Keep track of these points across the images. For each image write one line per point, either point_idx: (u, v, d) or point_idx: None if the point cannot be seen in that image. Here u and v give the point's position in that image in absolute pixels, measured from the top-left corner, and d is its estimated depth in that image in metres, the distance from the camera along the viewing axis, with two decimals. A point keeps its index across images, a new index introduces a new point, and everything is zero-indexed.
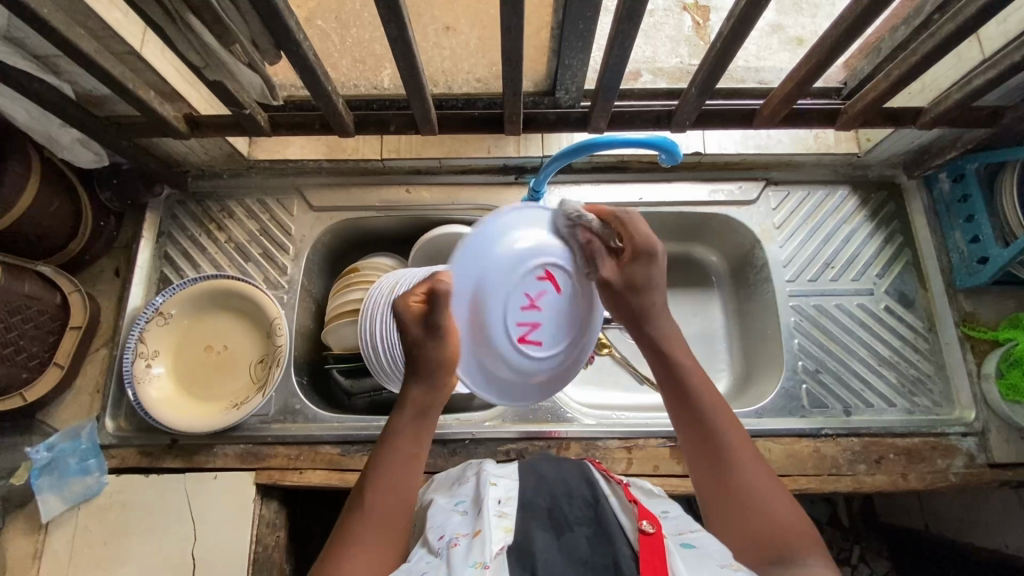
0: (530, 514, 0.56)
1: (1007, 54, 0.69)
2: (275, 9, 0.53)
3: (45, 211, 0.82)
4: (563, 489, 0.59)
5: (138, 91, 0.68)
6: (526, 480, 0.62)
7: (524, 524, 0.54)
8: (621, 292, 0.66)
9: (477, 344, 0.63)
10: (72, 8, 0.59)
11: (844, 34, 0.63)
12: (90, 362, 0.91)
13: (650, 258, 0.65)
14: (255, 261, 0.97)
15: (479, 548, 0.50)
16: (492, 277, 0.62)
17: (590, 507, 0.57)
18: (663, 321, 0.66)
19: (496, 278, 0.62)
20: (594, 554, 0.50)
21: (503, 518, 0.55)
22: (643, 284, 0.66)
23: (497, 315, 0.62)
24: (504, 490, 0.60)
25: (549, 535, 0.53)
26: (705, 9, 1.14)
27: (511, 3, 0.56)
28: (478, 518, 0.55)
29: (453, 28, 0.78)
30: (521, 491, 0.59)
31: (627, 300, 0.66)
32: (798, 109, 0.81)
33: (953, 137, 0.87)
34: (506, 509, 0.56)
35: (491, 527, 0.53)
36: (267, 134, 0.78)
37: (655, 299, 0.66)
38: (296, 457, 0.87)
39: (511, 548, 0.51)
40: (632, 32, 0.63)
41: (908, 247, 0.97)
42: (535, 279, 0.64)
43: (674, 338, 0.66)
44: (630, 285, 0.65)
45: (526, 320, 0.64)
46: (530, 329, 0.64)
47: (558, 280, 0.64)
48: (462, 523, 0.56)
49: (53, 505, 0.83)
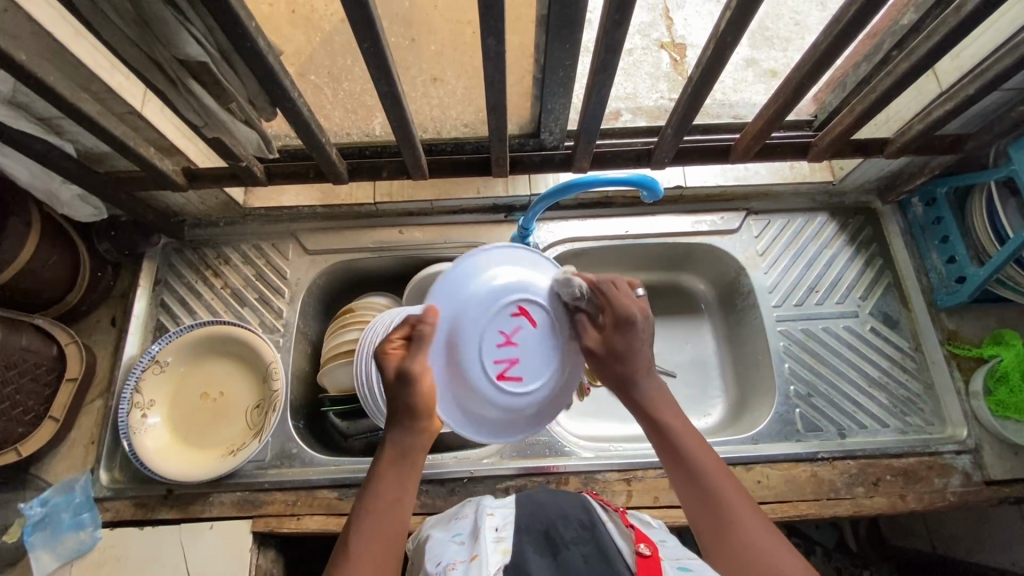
0: (526, 535, 0.57)
1: (961, 87, 0.73)
2: (270, 71, 0.56)
3: (44, 264, 0.83)
4: (559, 513, 0.60)
5: (139, 148, 0.71)
6: (523, 507, 0.63)
7: (520, 543, 0.56)
8: (606, 360, 0.68)
9: (454, 380, 0.66)
10: (79, 73, 0.62)
11: (805, 77, 0.67)
12: (86, 414, 0.91)
13: (630, 329, 0.67)
14: (251, 306, 0.98)
15: (475, 569, 0.53)
16: (470, 314, 0.67)
17: (584, 529, 0.58)
18: (649, 383, 0.67)
19: (471, 318, 0.67)
20: (590, 571, 0.51)
21: (499, 542, 0.57)
22: (627, 353, 0.67)
23: (473, 355, 0.66)
24: (501, 518, 0.62)
25: (546, 557, 0.53)
26: (682, 47, 1.21)
27: (493, 59, 0.59)
28: (476, 544, 0.57)
29: (439, 78, 0.86)
30: (519, 518, 0.61)
31: (614, 366, 0.67)
32: (770, 143, 0.85)
33: (921, 163, 0.90)
34: (503, 533, 0.58)
35: (488, 551, 0.55)
36: (263, 183, 0.81)
37: (639, 361, 0.67)
38: (293, 503, 0.86)
39: (507, 567, 0.52)
40: (609, 80, 0.67)
41: (888, 269, 0.99)
42: (511, 315, 0.68)
43: (662, 400, 0.67)
44: (613, 353, 0.67)
45: (503, 357, 0.68)
46: (508, 365, 0.68)
47: (533, 315, 0.70)
48: (459, 551, 0.58)
49: (44, 563, 0.81)
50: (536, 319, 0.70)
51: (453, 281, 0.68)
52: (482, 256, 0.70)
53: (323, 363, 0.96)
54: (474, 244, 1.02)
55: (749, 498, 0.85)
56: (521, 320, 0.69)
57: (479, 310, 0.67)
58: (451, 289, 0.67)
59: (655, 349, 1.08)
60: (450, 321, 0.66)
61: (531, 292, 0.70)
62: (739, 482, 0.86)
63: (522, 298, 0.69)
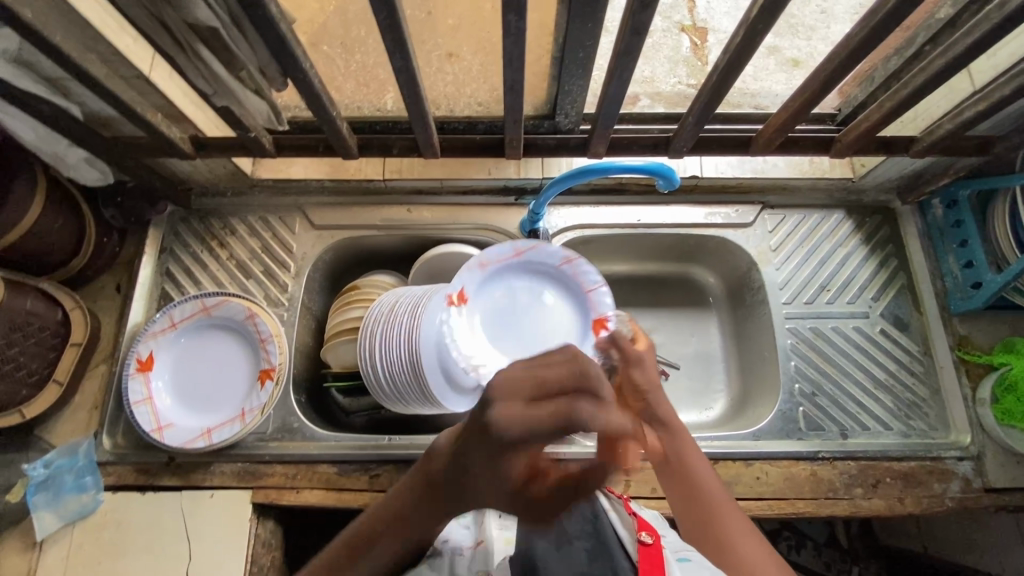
0: None
1: (997, 87, 0.71)
2: (283, 39, 0.54)
3: (50, 227, 0.83)
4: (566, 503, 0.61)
5: (146, 114, 0.69)
6: None
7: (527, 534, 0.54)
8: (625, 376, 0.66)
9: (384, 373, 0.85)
10: (85, 34, 0.61)
11: (836, 69, 0.65)
12: (90, 378, 0.92)
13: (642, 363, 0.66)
14: (256, 279, 0.97)
15: None
16: (234, 392, 0.89)
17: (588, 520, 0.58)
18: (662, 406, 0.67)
19: (235, 396, 0.89)
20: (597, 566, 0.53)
21: None
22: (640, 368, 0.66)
23: (171, 403, 0.88)
24: None
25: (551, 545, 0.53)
26: (703, 31, 1.17)
27: (514, 37, 0.57)
28: None
29: (456, 55, 0.83)
30: None
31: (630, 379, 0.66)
32: (793, 136, 0.83)
33: (946, 164, 0.87)
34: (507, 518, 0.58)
35: None
36: (272, 155, 0.79)
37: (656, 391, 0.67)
38: (293, 476, 0.86)
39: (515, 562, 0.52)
40: (633, 63, 0.64)
41: (903, 270, 0.98)
42: (178, 370, 0.90)
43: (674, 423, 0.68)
44: (629, 361, 0.67)
45: (181, 392, 0.89)
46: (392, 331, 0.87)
47: (189, 357, 0.91)
48: None
49: (48, 523, 0.83)
50: (187, 360, 0.91)
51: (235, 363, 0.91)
52: (237, 335, 0.92)
53: (326, 339, 0.95)
54: (482, 226, 1.00)
55: (747, 494, 0.85)
56: (181, 368, 0.90)
57: (240, 385, 0.90)
58: (228, 375, 0.90)
59: (659, 340, 1.07)
60: (162, 398, 0.88)
61: (202, 348, 0.91)
62: (738, 478, 0.86)
63: (193, 355, 0.91)
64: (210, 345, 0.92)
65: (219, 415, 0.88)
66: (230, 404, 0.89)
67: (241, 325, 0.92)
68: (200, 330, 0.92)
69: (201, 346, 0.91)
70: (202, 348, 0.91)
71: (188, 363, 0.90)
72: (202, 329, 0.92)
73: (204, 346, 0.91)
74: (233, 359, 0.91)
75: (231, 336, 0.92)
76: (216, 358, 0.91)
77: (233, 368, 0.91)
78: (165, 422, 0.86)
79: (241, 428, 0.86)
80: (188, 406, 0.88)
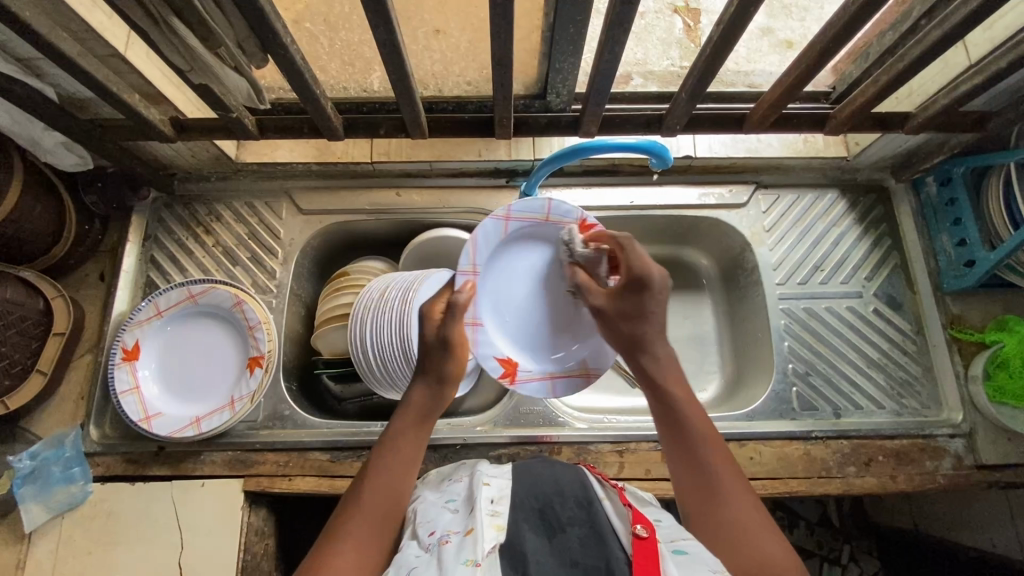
0: (522, 511, 0.54)
1: (994, 60, 0.70)
2: (263, 13, 0.52)
3: (28, 214, 0.80)
4: (555, 487, 0.57)
5: (123, 95, 0.67)
6: (519, 481, 0.59)
7: (517, 523, 0.52)
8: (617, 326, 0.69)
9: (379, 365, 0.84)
10: (56, 10, 0.58)
11: (830, 42, 0.64)
12: (75, 369, 0.90)
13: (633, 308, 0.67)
14: (243, 266, 0.96)
15: (469, 547, 0.49)
16: (222, 383, 0.88)
17: (581, 507, 0.54)
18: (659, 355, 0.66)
19: (223, 387, 0.88)
20: (586, 554, 0.49)
21: (494, 516, 0.53)
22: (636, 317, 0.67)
23: (159, 393, 0.87)
24: (496, 489, 0.58)
25: (541, 536, 0.51)
26: (695, 12, 1.14)
27: (501, 8, 0.55)
28: (471, 516, 0.54)
29: (443, 31, 0.79)
30: (515, 490, 0.57)
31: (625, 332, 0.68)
32: (787, 114, 0.82)
33: (940, 141, 0.87)
34: (499, 507, 0.55)
35: (483, 526, 0.51)
36: (255, 137, 0.77)
37: (650, 330, 0.66)
38: (284, 464, 0.86)
39: (503, 549, 0.49)
40: (623, 37, 0.62)
41: (896, 250, 0.98)
42: (165, 361, 0.88)
43: (675, 377, 0.65)
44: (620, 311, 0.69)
45: (169, 383, 0.88)
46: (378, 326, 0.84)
47: (175, 348, 0.89)
48: (453, 520, 0.54)
49: (37, 514, 0.81)
50: (174, 351, 0.89)
51: (225, 353, 0.89)
52: (225, 326, 0.90)
53: (317, 326, 0.94)
54: (472, 209, 0.99)
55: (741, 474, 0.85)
56: (167, 359, 0.89)
57: (229, 376, 0.88)
58: (217, 366, 0.89)
59: None
60: (149, 389, 0.86)
61: (190, 338, 0.90)
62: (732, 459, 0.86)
63: (180, 346, 0.89)
64: (198, 336, 0.90)
65: (207, 406, 0.87)
66: (219, 395, 0.87)
67: (228, 314, 0.90)
68: (187, 321, 0.90)
69: (187, 336, 0.90)
70: (189, 338, 0.90)
71: (175, 352, 0.89)
72: (188, 319, 0.90)
73: (191, 337, 0.90)
74: (221, 350, 0.90)
75: (218, 327, 0.90)
76: (203, 349, 0.90)
77: (221, 358, 0.89)
78: (153, 412, 0.85)
79: (230, 417, 0.85)
80: (176, 397, 0.87)
